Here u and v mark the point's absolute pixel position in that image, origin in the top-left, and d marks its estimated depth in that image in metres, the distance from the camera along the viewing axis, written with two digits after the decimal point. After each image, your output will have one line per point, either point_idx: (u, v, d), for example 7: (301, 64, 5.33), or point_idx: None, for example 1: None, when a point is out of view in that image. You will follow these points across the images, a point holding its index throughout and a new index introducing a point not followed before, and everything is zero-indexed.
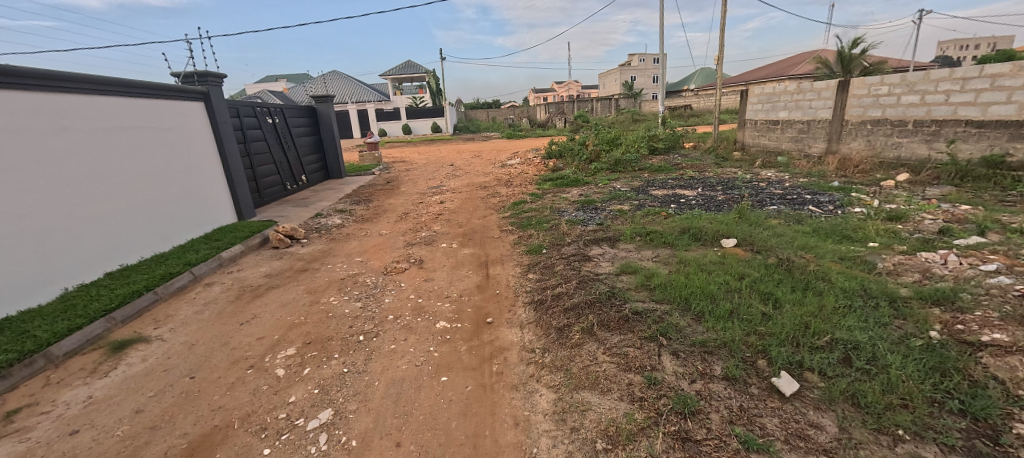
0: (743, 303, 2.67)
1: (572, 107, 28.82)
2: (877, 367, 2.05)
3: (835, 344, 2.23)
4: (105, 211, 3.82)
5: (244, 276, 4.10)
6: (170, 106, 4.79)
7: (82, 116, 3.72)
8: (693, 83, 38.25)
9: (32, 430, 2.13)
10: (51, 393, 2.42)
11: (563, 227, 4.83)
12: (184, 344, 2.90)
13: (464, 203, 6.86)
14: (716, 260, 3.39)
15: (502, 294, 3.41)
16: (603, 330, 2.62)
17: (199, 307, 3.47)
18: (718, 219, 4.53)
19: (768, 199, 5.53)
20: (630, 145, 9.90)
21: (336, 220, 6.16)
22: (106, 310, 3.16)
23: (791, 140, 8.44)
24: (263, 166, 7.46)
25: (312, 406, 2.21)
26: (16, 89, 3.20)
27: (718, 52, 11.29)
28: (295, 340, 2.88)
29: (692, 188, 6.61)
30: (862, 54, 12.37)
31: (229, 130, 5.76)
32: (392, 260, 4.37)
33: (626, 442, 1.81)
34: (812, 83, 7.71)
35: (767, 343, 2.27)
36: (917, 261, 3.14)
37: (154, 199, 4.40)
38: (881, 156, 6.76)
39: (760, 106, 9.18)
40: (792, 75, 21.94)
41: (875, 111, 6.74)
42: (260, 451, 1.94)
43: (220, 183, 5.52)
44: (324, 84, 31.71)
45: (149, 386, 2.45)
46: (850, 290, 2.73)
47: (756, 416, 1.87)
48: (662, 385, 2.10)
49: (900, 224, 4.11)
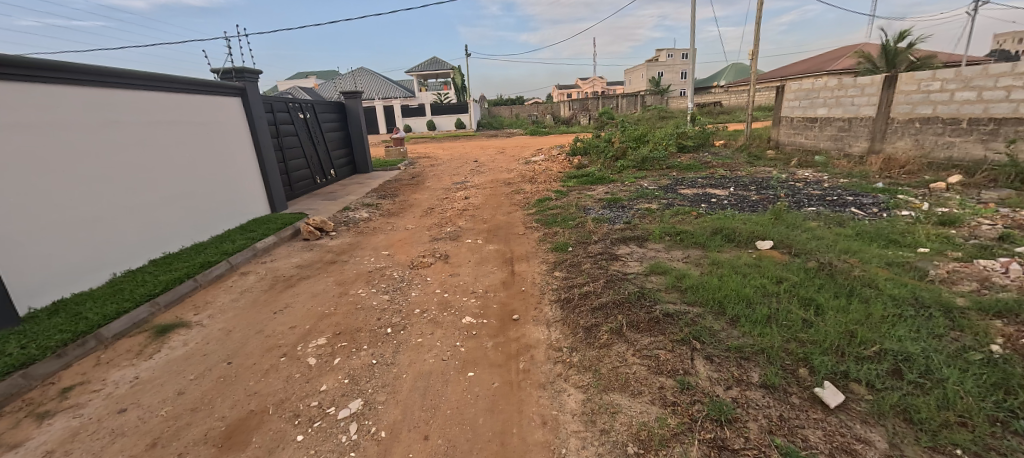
0: (781, 308, 2.56)
1: (597, 104, 28.44)
2: (932, 382, 1.92)
3: (884, 354, 2.10)
4: (149, 203, 4.02)
5: (276, 267, 4.23)
6: (209, 101, 4.97)
7: (128, 110, 3.90)
8: (723, 79, 37.16)
9: (85, 407, 2.25)
10: (101, 373, 2.55)
11: (590, 225, 4.76)
12: (221, 331, 3.02)
13: (488, 199, 6.88)
14: (751, 262, 3.27)
15: (527, 292, 3.40)
16: (633, 331, 2.57)
17: (235, 295, 3.61)
18: (753, 220, 4.36)
19: (806, 199, 5.30)
20: (657, 143, 9.72)
21: (364, 214, 6.28)
22: (150, 295, 3.32)
23: (829, 138, 8.05)
24: (295, 160, 7.69)
25: (342, 395, 2.26)
26: (71, 85, 3.38)
27: (753, 45, 10.86)
28: (325, 330, 2.94)
29: (723, 187, 6.43)
30: (909, 48, 11.66)
31: (264, 125, 5.96)
32: (418, 255, 4.41)
33: (658, 447, 1.76)
34: (855, 79, 7.33)
35: (809, 352, 2.17)
36: (974, 269, 2.94)
37: (193, 191, 4.60)
38: (930, 157, 6.37)
39: (796, 102, 8.80)
40: (830, 72, 21.02)
41: (926, 108, 6.34)
42: (294, 437, 1.99)
43: (253, 177, 5.72)
44: (352, 82, 32.38)
45: (190, 369, 2.56)
46: (900, 298, 2.57)
47: (797, 427, 1.78)
48: (695, 390, 2.03)
49: (954, 229, 3.87)
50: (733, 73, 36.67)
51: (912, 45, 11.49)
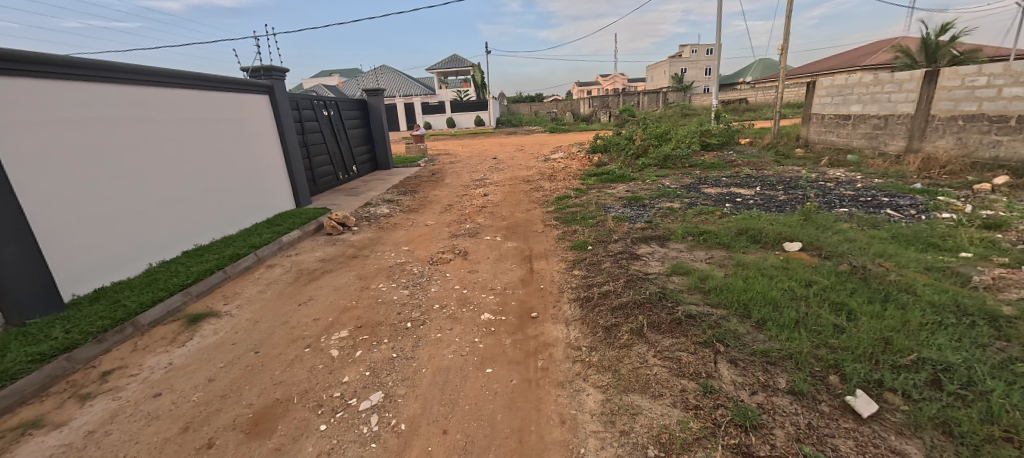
0: (810, 312, 2.47)
1: (619, 101, 28.06)
2: (975, 394, 1.82)
3: (922, 363, 2.00)
4: (181, 196, 4.18)
5: (301, 260, 4.34)
6: (238, 99, 5.13)
7: (163, 107, 4.05)
8: (750, 76, 36.13)
9: (123, 390, 2.36)
10: (137, 358, 2.67)
11: (610, 224, 4.70)
12: (249, 321, 3.12)
13: (507, 196, 6.88)
14: (778, 264, 3.17)
15: (546, 290, 3.38)
16: (654, 332, 2.53)
17: (262, 286, 3.72)
18: (780, 221, 4.23)
19: (838, 200, 5.09)
20: (680, 141, 9.52)
21: (385, 210, 6.37)
22: (183, 285, 3.46)
23: (863, 136, 7.72)
24: (319, 156, 7.85)
25: (364, 387, 2.30)
26: (112, 83, 3.53)
27: (783, 40, 10.49)
28: (347, 323, 3.00)
29: (748, 186, 6.25)
30: (953, 42, 11.06)
31: (290, 122, 6.10)
32: (437, 251, 4.45)
33: (679, 451, 1.73)
34: (892, 74, 6.99)
35: (840, 358, 2.09)
36: (1022, 276, 2.77)
37: (223, 186, 4.75)
38: (973, 156, 6.05)
39: (828, 99, 8.47)
40: (865, 67, 20.17)
41: (971, 104, 6.01)
42: (317, 426, 2.03)
43: (279, 172, 5.88)
44: (375, 79, 32.87)
45: (220, 357, 2.65)
46: (941, 305, 2.45)
47: (827, 436, 1.72)
48: (718, 394, 1.98)
49: (999, 233, 3.66)
50: (760, 69, 35.60)
51: (955, 38, 10.91)
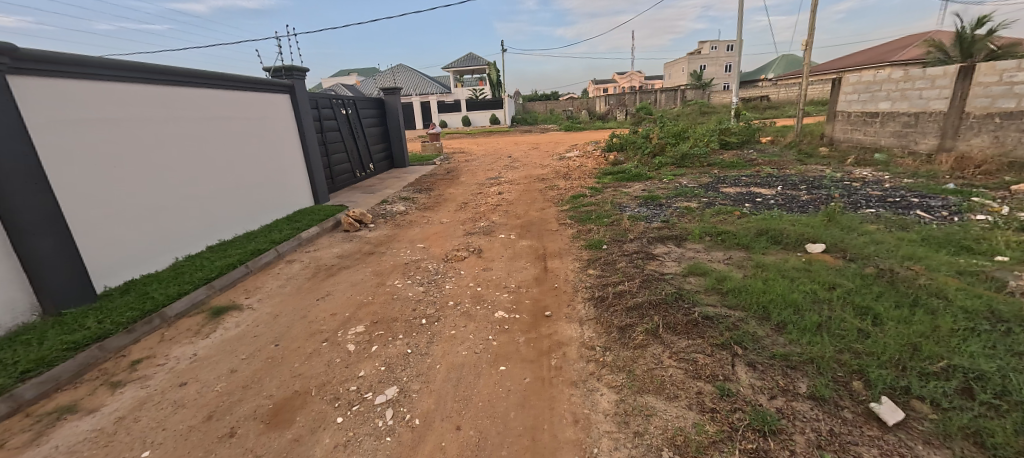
0: (833, 316, 2.40)
1: (636, 99, 27.72)
2: (1010, 404, 1.73)
3: (952, 371, 1.93)
4: (206, 193, 4.30)
5: (319, 256, 4.42)
6: (261, 98, 5.24)
7: (189, 106, 4.17)
8: (772, 73, 35.24)
9: (151, 379, 2.45)
10: (164, 348, 2.77)
11: (626, 223, 4.65)
12: (269, 314, 3.19)
13: (522, 195, 6.87)
14: (800, 266, 3.08)
15: (560, 289, 3.36)
16: (669, 333, 2.49)
17: (282, 281, 3.80)
18: (802, 222, 4.11)
19: (864, 201, 4.93)
20: (698, 139, 9.35)
21: (400, 207, 6.44)
22: (207, 278, 3.56)
23: (892, 135, 7.45)
24: (337, 154, 7.98)
25: (379, 381, 2.33)
26: (141, 83, 3.65)
27: (808, 35, 10.19)
28: (364, 318, 3.05)
29: (769, 186, 6.10)
30: (989, 36, 10.59)
31: (309, 121, 6.21)
32: (452, 248, 4.47)
33: (694, 454, 1.70)
34: (924, 70, 6.73)
35: (865, 364, 2.02)
36: None
37: (245, 183, 4.87)
38: (1012, 155, 5.78)
39: (854, 96, 8.19)
40: (894, 62, 19.45)
41: (1009, 101, 5.74)
42: (334, 419, 2.07)
43: (300, 170, 6.00)
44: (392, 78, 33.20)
45: (241, 349, 2.72)
46: (974, 311, 2.34)
47: (850, 444, 1.67)
48: (736, 397, 1.94)
49: None
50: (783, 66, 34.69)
51: (992, 32, 10.43)
